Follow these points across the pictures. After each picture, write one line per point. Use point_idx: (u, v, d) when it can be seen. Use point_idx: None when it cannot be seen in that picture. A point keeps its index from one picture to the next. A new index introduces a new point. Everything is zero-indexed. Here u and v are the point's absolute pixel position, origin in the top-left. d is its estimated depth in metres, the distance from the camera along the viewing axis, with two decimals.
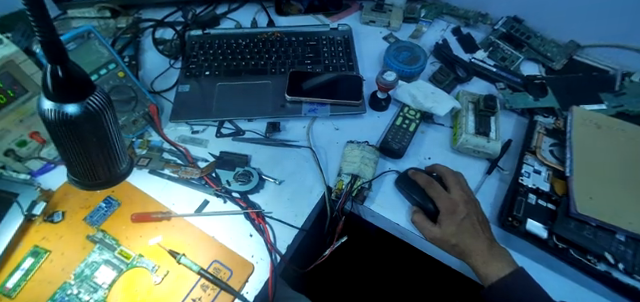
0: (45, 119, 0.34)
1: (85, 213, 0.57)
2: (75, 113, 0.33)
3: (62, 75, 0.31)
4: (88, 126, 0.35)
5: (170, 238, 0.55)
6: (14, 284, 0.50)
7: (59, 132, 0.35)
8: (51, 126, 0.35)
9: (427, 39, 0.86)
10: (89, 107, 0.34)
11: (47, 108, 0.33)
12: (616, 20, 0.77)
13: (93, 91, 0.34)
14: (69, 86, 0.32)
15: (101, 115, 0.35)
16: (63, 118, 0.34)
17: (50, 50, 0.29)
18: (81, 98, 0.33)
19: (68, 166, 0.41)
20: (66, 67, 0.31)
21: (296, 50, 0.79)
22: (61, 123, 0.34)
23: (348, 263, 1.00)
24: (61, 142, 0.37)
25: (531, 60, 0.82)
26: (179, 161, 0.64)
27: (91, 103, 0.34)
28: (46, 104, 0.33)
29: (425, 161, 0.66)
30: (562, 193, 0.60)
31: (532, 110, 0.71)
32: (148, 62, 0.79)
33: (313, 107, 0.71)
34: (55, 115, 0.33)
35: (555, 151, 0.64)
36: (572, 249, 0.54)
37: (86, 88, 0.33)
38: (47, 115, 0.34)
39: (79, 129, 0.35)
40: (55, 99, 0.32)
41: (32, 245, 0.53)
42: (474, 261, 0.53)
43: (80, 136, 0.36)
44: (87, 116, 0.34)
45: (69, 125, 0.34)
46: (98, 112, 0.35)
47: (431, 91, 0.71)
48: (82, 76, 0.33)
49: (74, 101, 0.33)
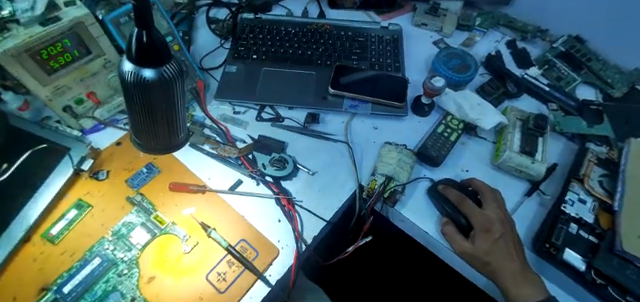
0: (123, 80, 0.35)
1: (127, 175, 0.59)
2: (151, 78, 0.34)
3: (146, 40, 0.32)
4: (160, 92, 0.36)
5: (203, 212, 0.57)
6: (57, 232, 0.53)
7: (133, 94, 0.36)
8: (126, 87, 0.36)
9: (479, 48, 0.83)
10: (164, 74, 0.35)
11: (127, 69, 0.34)
12: None
13: (169, 59, 0.35)
14: (150, 52, 0.33)
15: (173, 84, 0.36)
16: (139, 81, 0.35)
17: (140, 16, 0.30)
18: (159, 64, 0.34)
19: (134, 128, 0.43)
20: (150, 34, 0.31)
21: (344, 44, 0.79)
22: (136, 86, 0.35)
23: (367, 265, 1.00)
24: (132, 103, 0.39)
25: (588, 83, 0.78)
26: (219, 139, 0.65)
27: (166, 71, 0.35)
28: (126, 67, 0.35)
29: (462, 173, 0.65)
30: (607, 227, 0.57)
31: (584, 135, 0.68)
32: (199, 40, 0.81)
33: (354, 103, 0.71)
34: (133, 77, 0.34)
35: (605, 182, 0.62)
36: (611, 287, 0.52)
37: (164, 56, 0.34)
38: (125, 76, 0.35)
39: (151, 94, 0.36)
40: (136, 62, 0.33)
41: (77, 198, 0.56)
42: (503, 282, 0.51)
43: (151, 100, 0.37)
44: (161, 83, 0.35)
45: (143, 89, 0.35)
46: (171, 80, 0.35)
47: (477, 103, 0.69)
48: (164, 45, 0.33)
49: (152, 66, 0.34)
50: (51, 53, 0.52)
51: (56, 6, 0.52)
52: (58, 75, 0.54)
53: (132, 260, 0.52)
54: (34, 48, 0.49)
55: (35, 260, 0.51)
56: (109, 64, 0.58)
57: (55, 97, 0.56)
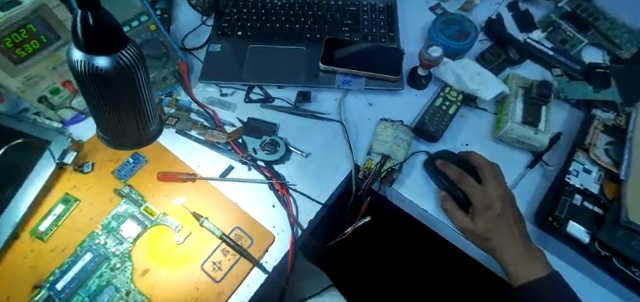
0: (75, 70, 0.32)
1: (113, 166, 0.57)
2: (106, 67, 0.31)
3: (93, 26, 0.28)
4: (119, 82, 0.33)
5: (194, 201, 0.55)
6: (46, 228, 0.51)
7: (89, 85, 0.33)
8: (80, 77, 0.33)
9: (479, 13, 0.79)
10: (120, 62, 0.31)
11: (77, 58, 0.31)
12: None
13: (124, 45, 0.31)
14: (99, 39, 0.29)
15: (133, 72, 0.33)
16: (93, 71, 0.32)
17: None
18: (112, 51, 0.31)
19: (97, 118, 0.40)
20: (97, 18, 0.27)
21: (334, 15, 0.74)
22: (91, 76, 0.32)
23: (368, 243, 0.99)
24: (90, 94, 0.35)
25: (594, 44, 0.73)
26: (206, 124, 0.62)
27: (123, 58, 0.32)
28: (76, 55, 0.31)
29: (461, 147, 0.62)
30: (612, 197, 0.55)
31: (589, 102, 0.65)
32: (181, 18, 0.76)
33: (347, 78, 0.67)
34: (86, 66, 0.31)
35: (611, 151, 0.59)
36: (616, 259, 0.50)
37: (118, 42, 0.30)
38: (77, 66, 0.31)
39: (109, 84, 0.33)
40: (86, 50, 0.30)
41: (63, 192, 0.54)
42: (505, 259, 0.50)
43: (110, 91, 0.34)
44: (118, 72, 0.32)
45: (99, 79, 0.32)
46: (130, 69, 0.32)
47: (477, 72, 0.66)
48: (115, 29, 0.29)
49: (104, 54, 0.30)
50: (16, 41, 0.48)
51: None
52: (26, 65, 0.51)
53: (124, 254, 0.50)
54: None
55: (26, 258, 0.49)
56: None
57: (27, 88, 0.53)
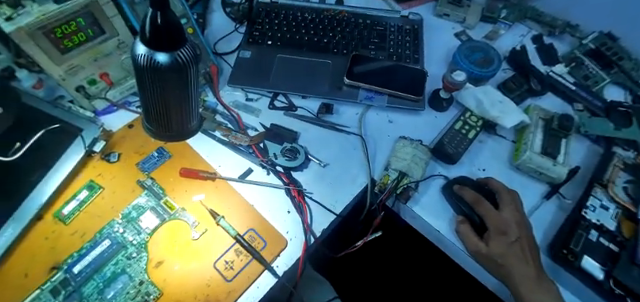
0: (136, 62, 0.34)
1: (138, 158, 0.59)
2: (164, 62, 0.34)
3: (160, 22, 0.31)
4: (174, 77, 0.36)
5: (212, 199, 0.56)
6: (69, 212, 0.53)
7: (146, 77, 0.36)
8: (139, 70, 0.35)
9: (503, 42, 0.80)
10: (178, 59, 0.34)
11: (140, 52, 0.34)
12: None
13: (183, 44, 0.34)
14: (163, 34, 0.31)
15: (187, 69, 0.35)
16: (153, 65, 0.34)
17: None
18: (173, 49, 0.33)
19: (145, 109, 0.43)
20: (164, 15, 0.30)
21: (361, 33, 0.76)
22: (149, 69, 0.34)
23: (376, 257, 0.99)
24: (145, 86, 0.38)
25: (617, 83, 0.75)
26: (230, 126, 0.64)
27: (180, 56, 0.34)
28: (139, 49, 0.34)
29: (478, 172, 0.63)
30: (629, 235, 0.54)
31: (610, 139, 0.65)
32: (215, 23, 0.79)
33: (370, 94, 0.69)
34: (146, 60, 0.34)
35: (629, 188, 0.59)
36: (630, 298, 0.49)
37: (179, 39, 0.33)
38: (138, 59, 0.34)
39: (163, 79, 0.36)
40: (149, 45, 0.32)
41: (89, 179, 0.56)
42: (517, 287, 0.50)
43: (163, 86, 0.37)
44: (174, 68, 0.34)
45: (156, 73, 0.35)
46: (185, 66, 0.34)
47: (498, 100, 0.67)
48: (178, 28, 0.32)
49: (165, 50, 0.33)
50: (65, 32, 0.51)
51: None
52: (71, 55, 0.53)
53: (141, 244, 0.51)
54: (48, 26, 0.49)
55: (47, 239, 0.51)
56: (122, 45, 0.57)
57: (68, 77, 0.56)
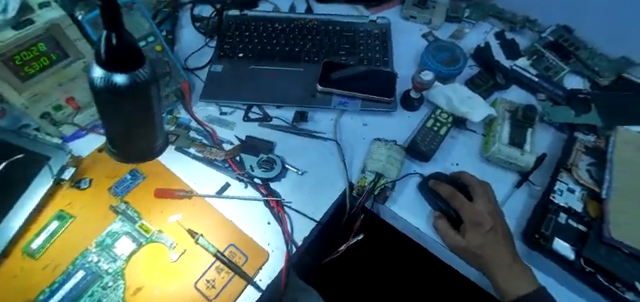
0: (94, 86, 0.35)
1: (110, 183, 0.58)
2: (122, 83, 0.35)
3: (115, 45, 0.32)
4: (134, 98, 0.37)
5: (189, 218, 0.56)
6: (38, 246, 0.51)
7: (105, 100, 0.37)
8: (98, 94, 0.36)
9: (468, 40, 0.83)
10: (136, 80, 0.35)
11: (97, 75, 0.35)
12: None
13: (140, 65, 0.35)
14: (120, 55, 0.33)
15: (146, 89, 0.37)
16: (111, 87, 0.35)
17: (107, 21, 0.30)
18: (130, 69, 0.34)
19: (108, 130, 0.44)
20: (119, 37, 0.31)
21: (332, 39, 0.78)
22: (109, 92, 0.36)
23: (361, 260, 1.00)
24: (105, 108, 0.39)
25: (576, 72, 0.78)
26: (205, 142, 0.64)
27: (139, 77, 0.35)
28: (97, 72, 0.35)
29: (452, 167, 0.64)
30: (595, 215, 0.57)
31: (573, 126, 0.68)
32: (184, 39, 0.79)
33: (343, 100, 0.70)
34: (104, 83, 0.35)
35: (593, 171, 0.62)
36: (600, 274, 0.52)
37: (136, 60, 0.34)
38: (96, 82, 0.35)
39: (123, 101, 0.37)
40: (106, 68, 0.34)
41: (58, 210, 0.55)
42: (495, 275, 0.51)
43: (124, 107, 0.38)
44: (133, 89, 0.36)
45: (116, 95, 0.36)
46: (144, 86, 0.36)
47: (466, 96, 0.69)
48: (134, 49, 0.33)
49: (123, 71, 0.34)
50: (25, 58, 0.50)
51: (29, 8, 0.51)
52: (34, 81, 0.52)
53: (117, 271, 0.50)
54: (8, 53, 0.48)
55: (16, 276, 0.49)
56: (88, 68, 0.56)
57: (31, 104, 0.54)
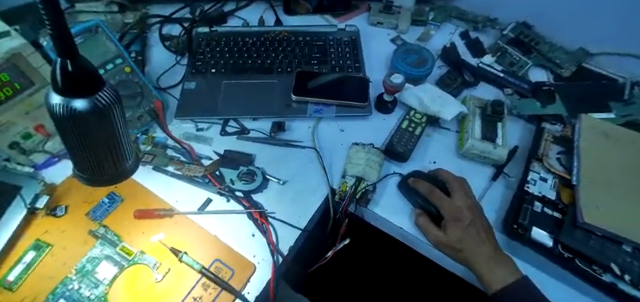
0: (53, 113, 0.34)
1: (87, 208, 0.57)
2: (83, 108, 0.33)
3: (72, 70, 0.31)
4: (96, 121, 0.35)
5: (172, 236, 0.55)
6: (15, 277, 0.49)
7: (67, 126, 0.35)
8: (58, 120, 0.34)
9: (435, 42, 0.85)
10: (97, 103, 0.33)
11: (55, 102, 0.33)
12: (616, 37, 0.79)
13: (101, 87, 0.34)
14: (77, 80, 0.31)
15: (110, 112, 0.35)
16: (72, 113, 0.33)
17: (60, 46, 0.28)
18: (90, 93, 0.33)
19: (73, 157, 0.42)
20: (75, 62, 0.30)
21: (303, 49, 0.79)
22: (69, 118, 0.34)
23: (350, 265, 1.00)
24: (67, 134, 0.37)
25: (539, 66, 0.81)
26: (183, 159, 0.63)
27: (100, 100, 0.34)
28: (55, 99, 0.33)
29: (430, 165, 0.66)
30: (569, 201, 0.59)
31: (539, 117, 0.71)
32: (155, 59, 0.78)
33: (319, 108, 0.71)
34: (64, 109, 0.33)
35: (562, 159, 0.64)
36: (578, 259, 0.54)
37: (95, 83, 0.33)
38: (55, 109, 0.33)
39: (85, 125, 0.35)
40: (64, 94, 0.32)
41: (34, 239, 0.53)
42: (478, 268, 0.52)
43: (87, 131, 0.36)
44: (95, 113, 0.34)
45: (77, 120, 0.34)
46: (107, 109, 0.34)
47: (437, 95, 0.71)
48: (92, 72, 0.32)
49: (82, 96, 0.33)
50: None
51: None
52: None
53: (100, 297, 0.49)
54: None
55: None
56: None
57: None
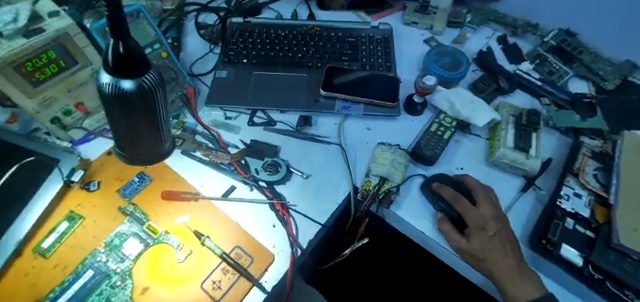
0: (101, 91, 0.35)
1: (118, 185, 0.59)
2: (130, 88, 0.34)
3: (122, 51, 0.32)
4: (140, 102, 0.36)
5: (196, 220, 0.56)
6: (48, 245, 0.52)
7: (113, 105, 0.36)
8: (105, 98, 0.36)
9: (470, 45, 0.83)
10: (143, 84, 0.35)
11: (104, 81, 0.34)
12: None
13: (148, 70, 0.35)
14: (127, 62, 0.32)
15: (153, 94, 0.36)
16: (118, 93, 0.35)
17: (114, 28, 0.29)
18: (137, 75, 0.34)
19: (115, 135, 0.43)
20: (126, 43, 0.31)
21: (335, 45, 0.78)
22: (115, 97, 0.35)
23: (365, 265, 1.00)
24: (112, 112, 0.38)
25: (579, 76, 0.78)
26: (211, 146, 0.65)
27: (145, 81, 0.35)
28: (104, 78, 0.34)
29: (456, 171, 0.64)
30: (603, 220, 0.57)
31: (577, 129, 0.68)
32: (189, 46, 0.80)
33: (347, 105, 0.70)
34: (112, 88, 0.34)
35: (599, 175, 0.61)
36: (609, 281, 0.52)
37: (143, 66, 0.34)
38: (103, 87, 0.35)
39: (130, 104, 0.36)
40: (113, 74, 0.33)
41: (68, 210, 0.55)
42: (501, 280, 0.51)
43: (131, 110, 0.37)
44: (140, 94, 0.35)
45: (122, 100, 0.35)
46: (151, 90, 0.35)
47: (470, 100, 0.69)
48: (141, 55, 0.33)
49: (130, 77, 0.34)
50: (36, 66, 0.51)
51: (40, 17, 0.51)
52: (44, 87, 0.53)
53: (125, 271, 0.51)
54: (19, 61, 0.49)
55: (26, 275, 0.50)
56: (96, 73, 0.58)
57: (42, 109, 0.55)
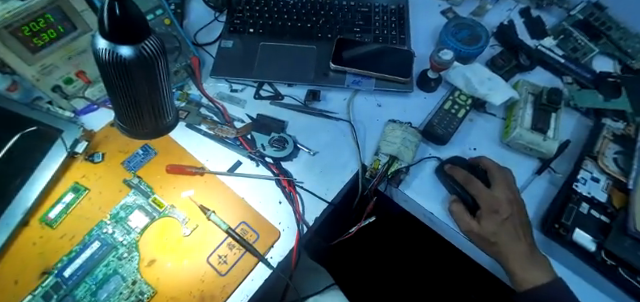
0: (98, 58, 0.33)
1: (123, 157, 0.58)
2: (128, 56, 0.32)
3: (119, 14, 0.29)
4: (140, 71, 0.34)
5: (201, 195, 0.56)
6: (55, 216, 0.52)
7: (111, 74, 0.35)
8: (102, 65, 0.34)
9: (490, 18, 0.78)
10: (142, 52, 0.33)
11: (101, 47, 0.32)
12: None
13: (147, 36, 0.32)
14: (125, 27, 0.30)
15: (154, 63, 0.34)
16: (117, 60, 0.33)
17: None
18: (136, 41, 0.32)
19: (115, 106, 0.42)
20: (123, 6, 0.28)
21: (346, 15, 0.74)
22: (113, 64, 0.33)
23: (373, 241, 1.00)
24: (111, 82, 0.37)
25: (606, 54, 0.74)
26: (216, 119, 0.63)
27: (145, 49, 0.33)
28: (101, 43, 0.32)
29: (470, 151, 0.62)
30: (619, 206, 0.55)
31: (599, 111, 0.65)
32: (194, 13, 0.77)
33: (357, 79, 0.68)
34: (109, 55, 0.32)
35: (619, 160, 0.59)
36: (621, 268, 0.51)
37: (143, 31, 0.32)
38: (100, 54, 0.33)
39: (129, 72, 0.34)
40: (110, 39, 0.31)
41: (73, 182, 0.55)
42: (512, 265, 0.50)
43: (130, 79, 0.35)
44: (140, 62, 0.33)
45: (121, 67, 0.33)
46: (151, 59, 0.33)
47: (487, 77, 0.66)
48: (138, 18, 0.31)
49: (128, 44, 0.32)
50: (34, 30, 0.48)
51: None
52: (44, 53, 0.51)
53: (131, 244, 0.50)
54: (15, 24, 0.46)
55: (35, 244, 0.50)
56: None
57: (42, 76, 0.53)
